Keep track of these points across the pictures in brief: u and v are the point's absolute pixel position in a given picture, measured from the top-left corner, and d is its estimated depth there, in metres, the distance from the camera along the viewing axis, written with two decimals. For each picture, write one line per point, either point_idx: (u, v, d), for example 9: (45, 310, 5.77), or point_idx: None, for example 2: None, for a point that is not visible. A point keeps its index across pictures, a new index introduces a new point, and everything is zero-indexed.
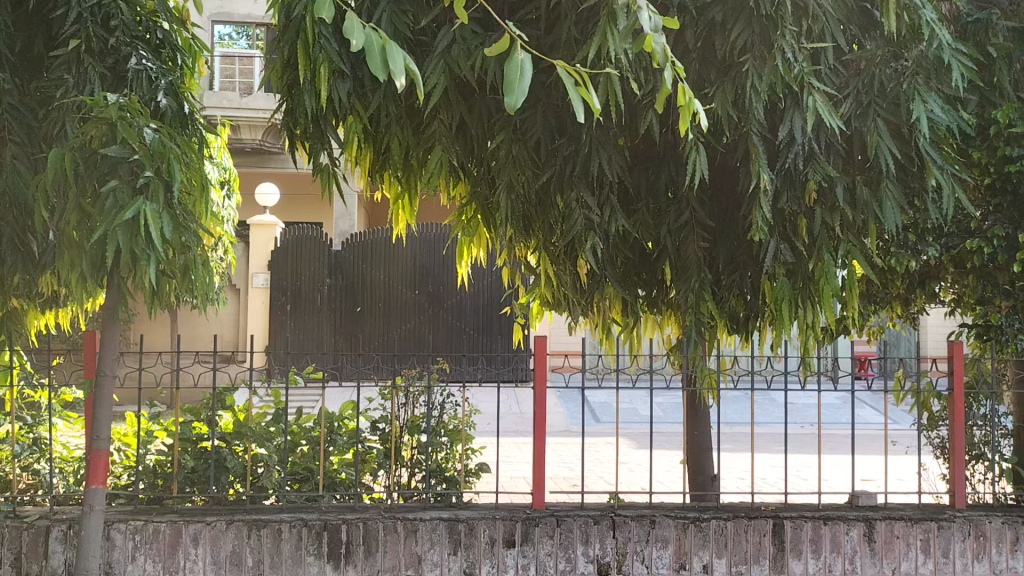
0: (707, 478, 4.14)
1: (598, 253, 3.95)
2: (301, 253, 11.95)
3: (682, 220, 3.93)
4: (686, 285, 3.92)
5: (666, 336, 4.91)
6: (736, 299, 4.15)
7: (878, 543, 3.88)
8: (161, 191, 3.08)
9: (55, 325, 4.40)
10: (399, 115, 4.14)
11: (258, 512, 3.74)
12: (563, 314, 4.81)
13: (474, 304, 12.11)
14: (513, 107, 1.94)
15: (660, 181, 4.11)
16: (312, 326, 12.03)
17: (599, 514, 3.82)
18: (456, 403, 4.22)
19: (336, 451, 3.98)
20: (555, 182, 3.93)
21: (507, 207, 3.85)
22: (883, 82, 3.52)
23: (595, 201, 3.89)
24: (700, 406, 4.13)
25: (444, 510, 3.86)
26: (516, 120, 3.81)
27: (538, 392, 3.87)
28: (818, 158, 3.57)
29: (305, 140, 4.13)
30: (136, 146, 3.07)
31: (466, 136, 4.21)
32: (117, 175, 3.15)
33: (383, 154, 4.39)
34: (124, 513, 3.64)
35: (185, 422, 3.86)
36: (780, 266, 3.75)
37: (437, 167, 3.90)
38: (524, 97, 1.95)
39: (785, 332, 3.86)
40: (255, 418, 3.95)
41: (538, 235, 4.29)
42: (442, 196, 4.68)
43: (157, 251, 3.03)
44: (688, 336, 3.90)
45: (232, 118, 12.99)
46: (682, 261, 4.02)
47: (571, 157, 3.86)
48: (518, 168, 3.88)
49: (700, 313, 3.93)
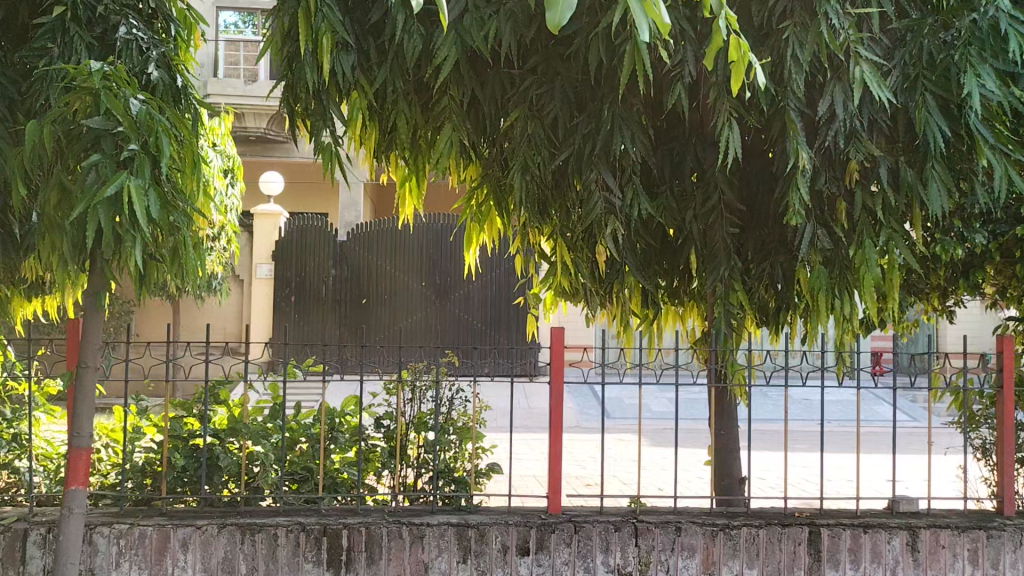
0: (734, 480, 3.85)
1: (619, 239, 3.68)
2: (306, 242, 11.70)
3: (711, 203, 3.66)
4: (714, 274, 3.64)
5: (687, 327, 4.65)
6: (766, 291, 3.90)
7: (923, 553, 3.61)
8: (148, 165, 2.80)
9: (41, 312, 4.16)
10: (406, 91, 3.87)
11: (252, 515, 3.47)
12: (579, 305, 4.54)
13: (482, 296, 11.82)
14: (556, 24, 1.70)
15: (687, 162, 3.87)
16: (316, 317, 11.77)
17: (620, 520, 3.56)
18: (466, 398, 3.97)
19: (337, 450, 3.70)
20: (573, 162, 3.64)
21: (522, 190, 3.59)
22: (932, 53, 3.24)
23: (617, 182, 3.62)
24: (728, 404, 3.85)
25: (452, 514, 3.60)
26: (531, 96, 3.62)
27: (555, 387, 3.60)
28: (860, 136, 3.32)
29: (307, 117, 3.86)
30: (121, 117, 2.81)
31: (478, 115, 3.99)
32: (100, 149, 2.89)
33: (389, 134, 4.11)
34: (107, 516, 3.38)
35: (176, 418, 3.61)
36: (816, 253, 3.49)
37: (447, 148, 3.66)
38: (570, 13, 1.70)
39: (821, 326, 3.59)
40: (251, 414, 3.68)
41: (554, 219, 4.00)
42: (452, 178, 4.40)
43: (142, 231, 2.77)
44: (717, 329, 3.63)
45: (236, 105, 12.72)
46: (709, 248, 3.74)
47: (592, 135, 3.56)
48: (534, 148, 3.65)
49: (730, 303, 3.67)
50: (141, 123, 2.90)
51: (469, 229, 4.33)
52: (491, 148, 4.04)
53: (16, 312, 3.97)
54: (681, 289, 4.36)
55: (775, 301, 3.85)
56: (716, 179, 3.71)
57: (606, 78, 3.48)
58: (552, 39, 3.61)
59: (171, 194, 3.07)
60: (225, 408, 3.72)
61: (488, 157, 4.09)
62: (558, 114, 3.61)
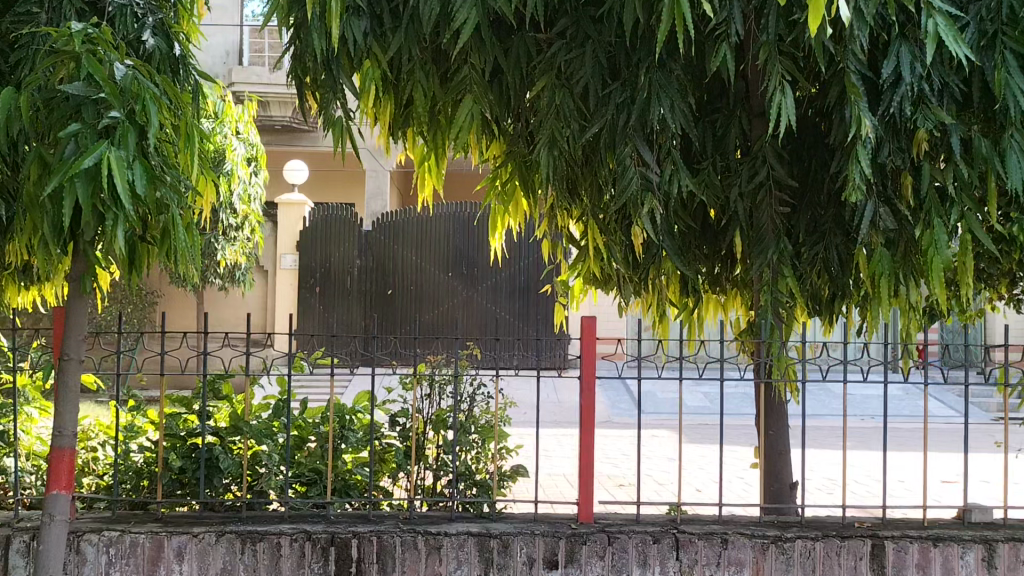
0: (784, 485, 3.44)
1: (656, 219, 3.33)
2: (330, 233, 11.43)
3: (759, 179, 3.32)
4: (761, 258, 3.31)
5: (730, 318, 4.29)
6: (819, 277, 3.53)
7: (1000, 569, 3.24)
8: (132, 136, 2.52)
9: (36, 303, 3.91)
10: (423, 60, 3.56)
11: (254, 521, 3.19)
12: (610, 294, 4.19)
13: (509, 287, 11.40)
14: None
15: (730, 135, 3.49)
16: (341, 309, 11.51)
17: (659, 531, 3.23)
18: (488, 394, 3.68)
19: (349, 450, 3.39)
20: (606, 135, 3.31)
21: (549, 166, 3.26)
22: (1013, 7, 2.87)
23: (654, 156, 3.28)
24: (776, 402, 3.45)
25: (473, 521, 3.30)
26: (559, 62, 3.30)
27: (585, 380, 3.28)
28: (928, 101, 2.97)
29: (316, 89, 3.56)
30: (102, 82, 2.53)
31: (502, 86, 3.66)
32: (81, 116, 2.62)
33: (406, 108, 3.80)
34: (98, 522, 3.12)
35: (174, 415, 3.35)
36: (877, 234, 3.14)
37: (467, 120, 3.33)
38: None
39: (882, 316, 3.22)
40: (254, 410, 3.42)
41: (584, 199, 3.66)
42: (473, 156, 4.07)
43: (125, 208, 2.49)
44: (763, 318, 3.28)
45: (260, 94, 12.37)
46: (756, 230, 3.40)
47: (626, 105, 3.26)
48: (562, 120, 3.32)
49: (779, 290, 3.30)
50: (126, 88, 2.62)
51: (493, 212, 3.99)
52: (516, 122, 3.73)
53: (10, 300, 3.70)
54: (723, 276, 4.01)
55: (830, 287, 3.49)
56: (764, 153, 3.36)
57: (642, 39, 3.17)
58: (583, 1, 3.30)
59: (161, 168, 2.79)
60: (228, 405, 3.47)
61: (513, 133, 3.77)
62: (589, 82, 3.28)
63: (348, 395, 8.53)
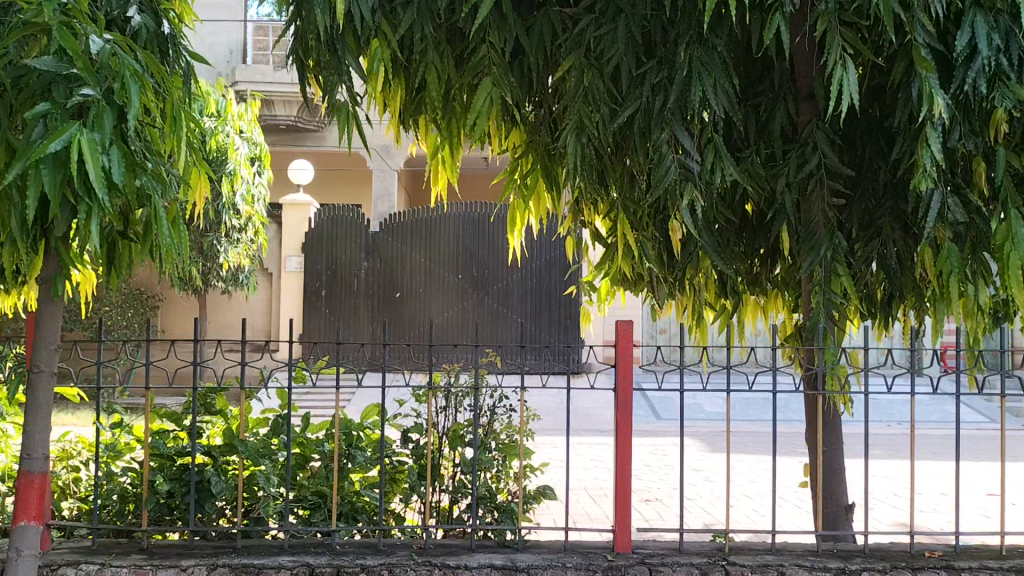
0: (840, 508, 3.08)
1: (697, 212, 2.98)
2: (335, 234, 11.03)
3: (810, 168, 2.98)
4: (812, 255, 2.98)
5: (770, 322, 3.96)
6: (875, 277, 3.19)
7: None
8: (108, 117, 2.20)
9: (17, 308, 3.53)
10: (437, 39, 3.25)
11: (251, 552, 2.84)
12: (640, 295, 3.84)
13: (521, 289, 10.93)
14: None
15: (776, 119, 3.18)
16: (349, 314, 11.08)
17: (707, 563, 2.89)
18: (511, 407, 3.38)
19: (356, 470, 3.06)
20: (639, 120, 2.98)
21: (577, 155, 2.93)
22: None
23: (693, 142, 2.96)
24: (829, 417, 3.14)
25: (497, 551, 2.96)
26: (589, 39, 2.97)
27: (621, 391, 2.94)
28: (1006, 78, 2.64)
29: (320, 72, 3.24)
30: (74, 57, 2.20)
31: (523, 68, 3.34)
32: (50, 96, 2.30)
33: (418, 94, 3.48)
34: (76, 553, 2.77)
35: (163, 432, 3.02)
36: (945, 227, 2.81)
37: (486, 105, 3.00)
38: None
39: (952, 319, 2.88)
40: (254, 426, 3.13)
41: (614, 191, 3.32)
42: (490, 147, 3.74)
43: (98, 199, 2.18)
44: (816, 322, 2.93)
45: (265, 93, 12.06)
46: (806, 224, 3.06)
47: (662, 86, 2.94)
48: (591, 103, 2.98)
49: (833, 291, 2.95)
50: (103, 64, 2.30)
51: (512, 207, 3.63)
52: (538, 108, 3.41)
53: None
54: (763, 275, 3.69)
55: (887, 287, 3.15)
56: (815, 138, 3.04)
57: (682, 11, 2.86)
58: None
59: (141, 155, 2.47)
60: (221, 420, 3.15)
61: (535, 120, 3.45)
62: (621, 61, 2.95)
63: (354, 406, 8.20)
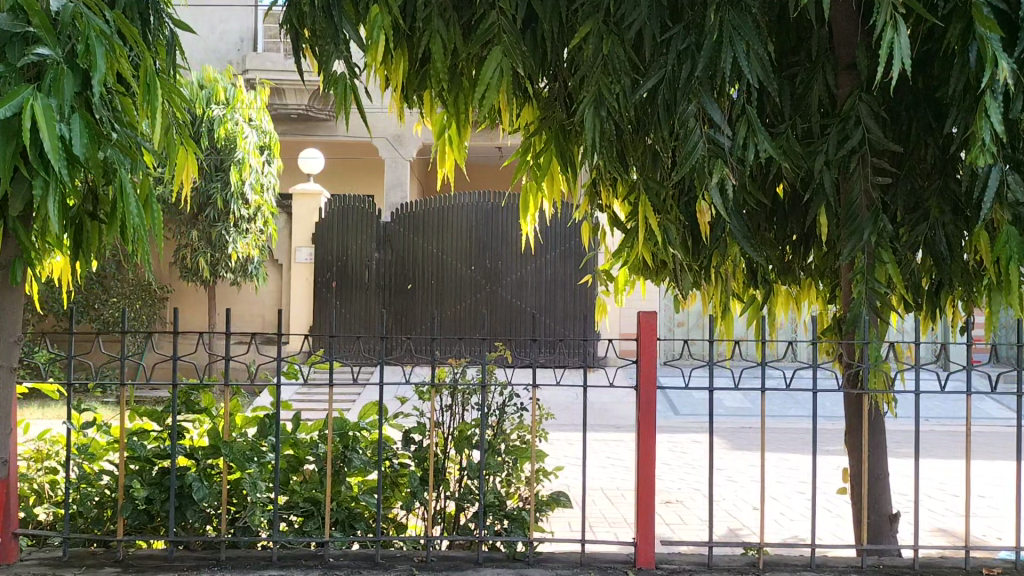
0: (884, 518, 2.82)
1: (727, 192, 2.70)
2: (346, 224, 10.66)
3: (852, 143, 2.70)
4: (854, 240, 2.69)
5: (803, 314, 3.69)
6: (922, 264, 2.91)
7: None
8: (67, 82, 1.96)
9: None
10: (442, 6, 2.99)
11: (236, 565, 2.61)
12: (662, 284, 3.56)
13: (536, 280, 10.58)
14: None
15: (814, 91, 2.90)
16: (360, 307, 10.70)
17: None
18: (522, 406, 3.10)
19: (352, 475, 2.83)
20: (664, 90, 2.71)
21: (594, 129, 2.65)
22: None
23: (724, 115, 2.68)
24: (872, 417, 2.87)
25: (507, 565, 2.70)
26: (609, 3, 2.71)
27: (643, 389, 2.68)
28: None
29: (315, 42, 2.99)
30: (30, 14, 1.96)
31: (536, 39, 3.08)
32: (4, 58, 2.07)
33: (422, 68, 3.21)
34: (43, 566, 2.55)
35: (142, 432, 2.79)
36: (1004, 209, 2.52)
37: (495, 77, 2.72)
38: None
39: (1007, 309, 2.60)
40: (241, 426, 2.89)
41: (635, 170, 3.03)
42: (501, 125, 3.46)
43: (55, 174, 1.94)
44: (856, 314, 2.65)
45: (275, 81, 11.77)
46: (848, 206, 2.77)
47: (689, 53, 2.67)
48: (610, 74, 2.72)
49: (874, 279, 2.67)
50: (65, 24, 2.05)
51: (524, 190, 3.35)
52: (552, 82, 3.15)
53: None
54: (795, 264, 3.42)
55: (934, 274, 2.87)
56: (858, 110, 2.76)
57: None
58: None
59: (109, 126, 2.23)
60: (207, 419, 2.93)
61: (549, 95, 3.19)
62: (644, 25, 2.68)
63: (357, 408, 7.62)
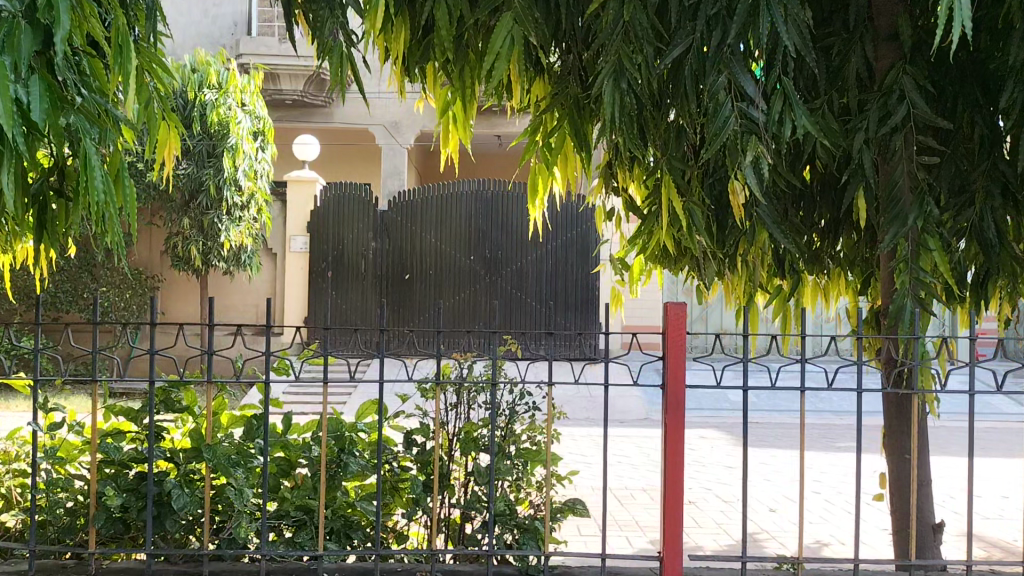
0: (926, 527, 2.61)
1: (760, 172, 2.45)
2: (343, 212, 10.40)
3: (897, 120, 2.46)
4: (895, 226, 2.45)
5: (830, 307, 3.47)
6: (967, 253, 2.69)
7: None
8: (24, 39, 1.72)
9: None
10: None
11: None
12: (681, 274, 3.33)
13: (537, 270, 10.33)
14: None
15: (852, 63, 2.67)
16: (357, 298, 10.45)
17: None
18: (533, 405, 2.88)
19: (349, 481, 2.62)
20: (691, 59, 2.46)
21: (615, 103, 2.40)
22: None
23: (757, 88, 2.44)
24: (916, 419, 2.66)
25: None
26: None
27: (669, 388, 2.45)
28: None
29: (308, 10, 2.75)
30: None
31: (548, 5, 2.82)
32: None
33: (425, 38, 2.96)
34: None
35: (118, 434, 2.57)
36: None
37: (505, 46, 2.46)
38: None
39: None
40: (225, 427, 2.67)
41: (657, 149, 2.78)
42: (509, 102, 3.21)
43: (10, 143, 1.70)
44: (900, 307, 2.42)
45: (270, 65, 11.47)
46: (890, 189, 2.54)
47: (720, 19, 2.42)
48: (632, 43, 2.47)
49: (918, 270, 2.44)
50: None
51: (534, 171, 3.10)
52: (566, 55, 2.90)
53: None
54: (825, 252, 3.20)
55: (977, 264, 2.65)
56: (902, 83, 2.52)
57: None
58: None
59: (74, 92, 1.98)
60: (189, 420, 2.70)
61: (562, 67, 2.94)
62: None
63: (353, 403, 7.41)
